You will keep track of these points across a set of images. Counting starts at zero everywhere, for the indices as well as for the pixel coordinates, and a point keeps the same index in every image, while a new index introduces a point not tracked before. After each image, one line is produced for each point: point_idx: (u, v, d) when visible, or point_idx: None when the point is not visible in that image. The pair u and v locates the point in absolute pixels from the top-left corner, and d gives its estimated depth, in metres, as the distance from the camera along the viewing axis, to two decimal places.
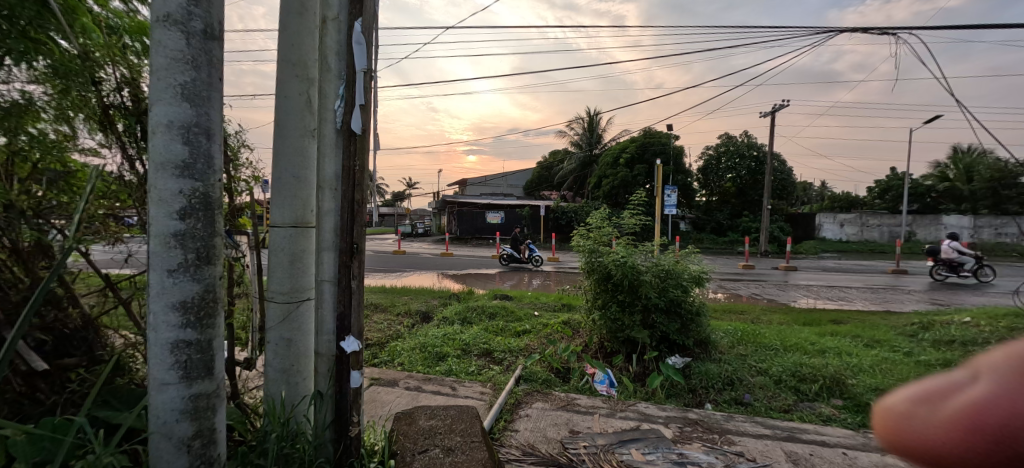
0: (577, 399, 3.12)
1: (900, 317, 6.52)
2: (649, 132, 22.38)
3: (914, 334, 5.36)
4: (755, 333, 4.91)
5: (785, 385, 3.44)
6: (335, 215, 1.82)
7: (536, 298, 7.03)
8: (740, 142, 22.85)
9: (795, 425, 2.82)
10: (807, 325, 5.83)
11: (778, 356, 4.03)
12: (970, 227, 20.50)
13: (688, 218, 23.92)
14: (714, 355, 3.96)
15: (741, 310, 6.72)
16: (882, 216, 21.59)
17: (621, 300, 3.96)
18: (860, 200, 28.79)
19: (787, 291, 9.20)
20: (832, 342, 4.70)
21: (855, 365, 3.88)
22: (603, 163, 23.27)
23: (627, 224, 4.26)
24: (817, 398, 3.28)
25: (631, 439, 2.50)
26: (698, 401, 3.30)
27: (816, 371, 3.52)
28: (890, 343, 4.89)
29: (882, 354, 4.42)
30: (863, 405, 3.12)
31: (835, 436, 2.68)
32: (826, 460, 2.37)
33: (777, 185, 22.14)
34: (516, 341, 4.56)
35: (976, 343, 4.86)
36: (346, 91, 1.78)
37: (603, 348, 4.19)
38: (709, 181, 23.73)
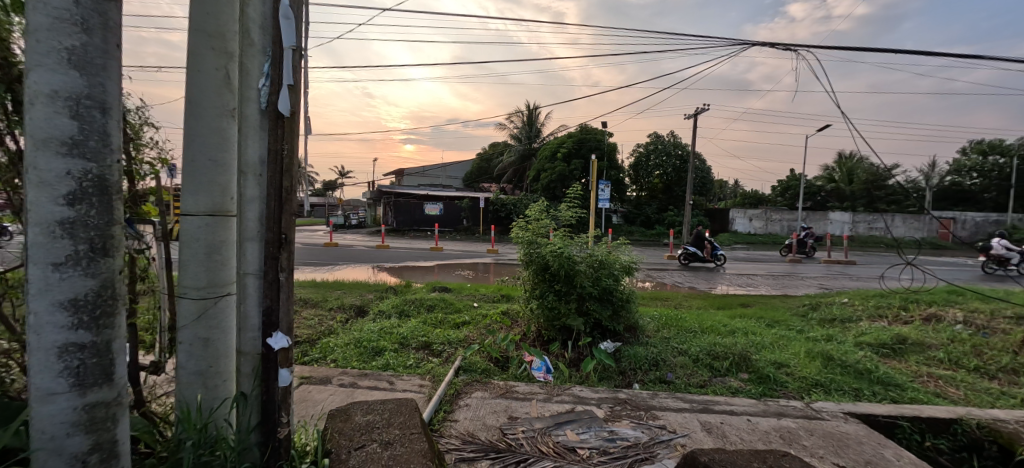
0: (516, 386, 3.21)
1: (794, 300, 7.48)
2: (585, 128, 23.20)
3: (805, 314, 6.18)
4: (677, 318, 5.35)
5: (702, 363, 3.80)
6: (260, 203, 1.69)
7: (476, 290, 7.05)
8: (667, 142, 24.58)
9: (709, 399, 3.13)
10: (721, 309, 6.48)
11: (696, 338, 4.43)
12: (849, 222, 23.94)
13: (620, 212, 24.96)
14: (641, 339, 4.26)
15: (666, 297, 7.27)
16: (783, 212, 24.40)
17: (558, 290, 4.09)
18: (765, 197, 32.31)
19: (705, 279, 10.10)
20: (741, 323, 5.27)
21: (758, 342, 4.39)
22: (541, 157, 23.75)
23: (563, 216, 4.41)
24: (728, 373, 3.68)
25: (566, 421, 2.62)
26: (627, 382, 3.54)
27: (727, 349, 3.94)
28: (786, 322, 5.58)
29: (779, 332, 5.04)
30: (764, 377, 3.54)
31: (741, 405, 3.02)
32: (734, 428, 2.66)
33: (698, 183, 24.12)
34: (455, 333, 4.55)
35: (851, 320, 5.73)
36: (272, 69, 1.65)
37: (539, 336, 4.33)
38: (639, 177, 25.26)
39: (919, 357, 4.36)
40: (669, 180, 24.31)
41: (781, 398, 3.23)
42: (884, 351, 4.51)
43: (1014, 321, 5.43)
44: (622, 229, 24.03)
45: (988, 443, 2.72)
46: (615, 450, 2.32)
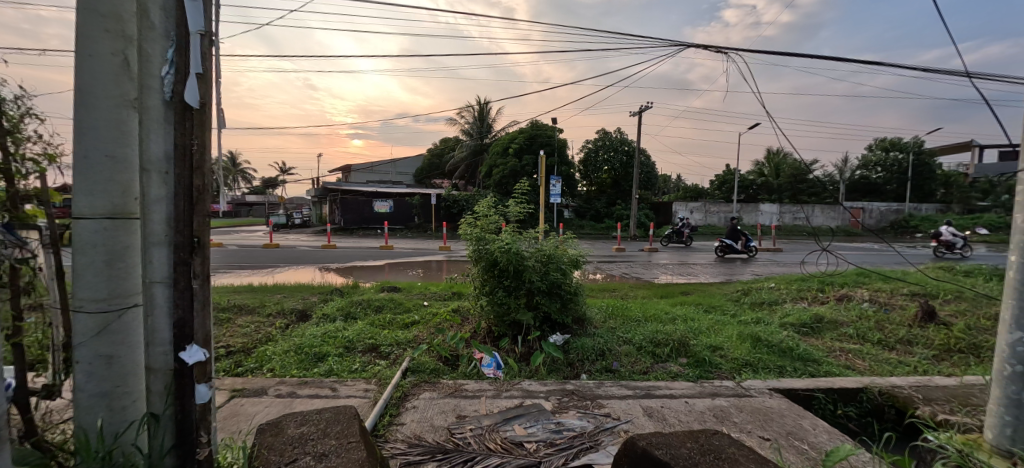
0: (465, 384, 3.18)
1: (729, 286, 8.04)
2: (536, 124, 23.45)
3: (738, 299, 6.66)
4: (623, 308, 5.56)
5: (645, 351, 3.98)
6: (167, 203, 1.53)
7: (427, 288, 6.93)
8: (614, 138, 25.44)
9: (651, 384, 3.28)
10: (664, 297, 6.82)
11: (639, 327, 4.63)
12: (777, 213, 26.08)
13: (571, 206, 25.59)
14: (589, 330, 4.40)
15: (614, 288, 7.54)
16: (720, 205, 26.10)
17: (507, 285, 4.10)
18: (704, 190, 34.41)
19: (650, 270, 10.59)
20: (681, 310, 5.58)
21: (696, 328, 4.66)
22: (493, 153, 23.71)
23: (512, 212, 4.42)
24: (669, 358, 3.88)
25: (514, 416, 2.64)
26: (575, 373, 3.63)
27: (668, 336, 4.16)
28: (722, 307, 5.99)
29: (715, 317, 5.39)
30: (701, 360, 3.77)
31: (680, 389, 3.18)
32: (674, 411, 2.80)
33: (643, 177, 25.19)
34: (403, 333, 4.44)
35: (777, 303, 6.24)
36: (177, 56, 1.50)
37: (490, 332, 4.33)
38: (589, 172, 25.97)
39: (833, 334, 4.84)
40: (617, 175, 25.18)
41: (716, 379, 3.45)
42: (804, 330, 4.96)
43: (909, 298, 6.17)
44: (574, 223, 24.61)
45: (888, 408, 3.06)
46: (562, 441, 2.37)
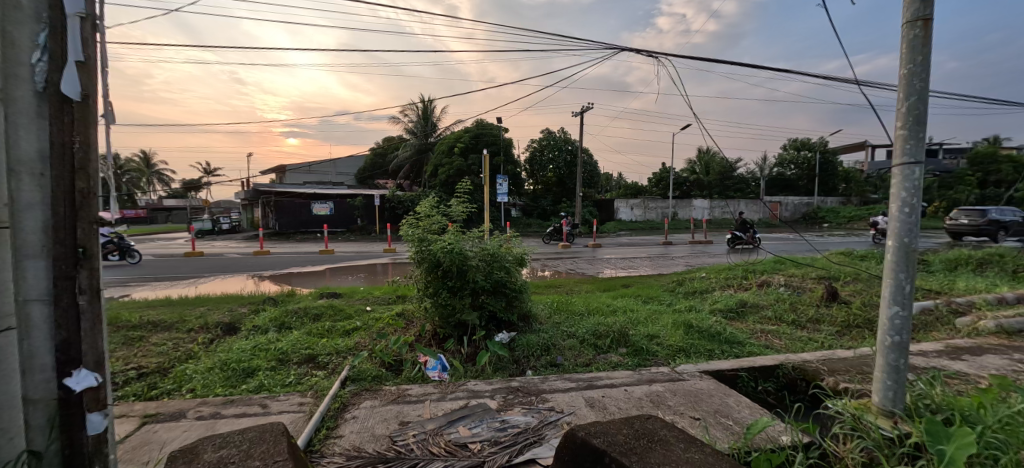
0: (408, 389, 3.10)
1: (665, 277, 8.54)
2: (481, 123, 23.45)
3: (673, 289, 7.10)
4: (567, 302, 5.72)
5: (588, 343, 4.11)
6: (41, 209, 1.33)
7: (370, 293, 6.66)
8: (558, 137, 26.13)
9: (592, 375, 3.39)
10: (606, 291, 7.10)
11: (582, 320, 4.78)
12: (708, 207, 28.11)
13: (518, 205, 25.92)
14: (534, 326, 4.48)
15: (559, 284, 7.72)
16: (658, 201, 27.63)
17: (451, 286, 4.05)
18: (643, 188, 36.28)
19: (594, 265, 10.96)
20: (622, 302, 5.84)
21: (635, 319, 4.90)
22: (438, 152, 23.35)
23: (454, 211, 4.38)
24: (609, 349, 4.04)
25: (459, 418, 2.61)
26: (521, 369, 3.68)
27: (608, 328, 4.34)
28: (659, 298, 6.35)
29: (652, 307, 5.69)
30: (639, 349, 3.97)
31: (620, 378, 3.32)
32: (615, 399, 2.92)
33: (586, 176, 26.05)
34: (344, 341, 4.25)
35: (706, 291, 6.73)
36: (48, 41, 1.32)
37: (436, 335, 4.27)
38: (535, 171, 26.43)
39: (754, 317, 5.30)
40: (562, 173, 25.86)
41: (652, 366, 3.64)
42: (730, 315, 5.38)
43: (816, 281, 6.92)
44: (521, 222, 24.91)
45: (799, 381, 3.40)
46: (506, 438, 2.38)
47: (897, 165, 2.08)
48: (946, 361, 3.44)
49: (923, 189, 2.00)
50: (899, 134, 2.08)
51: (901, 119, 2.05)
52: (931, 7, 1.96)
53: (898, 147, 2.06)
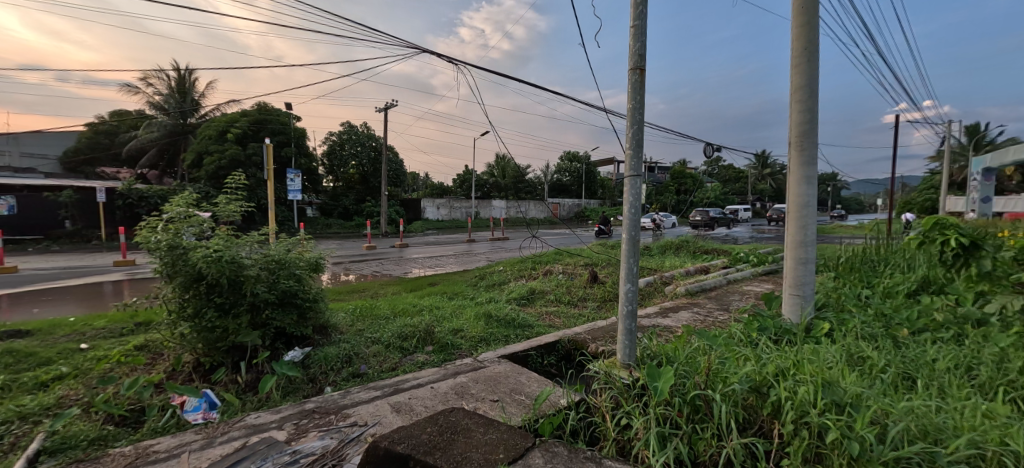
0: (154, 445, 2.37)
1: (469, 272, 9.14)
2: (264, 107, 20.06)
3: (475, 283, 7.65)
4: (371, 307, 5.45)
5: (393, 347, 4.01)
6: None
7: (85, 325, 4.78)
8: (361, 132, 24.76)
9: (397, 379, 3.32)
10: (412, 291, 7.09)
11: (388, 324, 4.63)
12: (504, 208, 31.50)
13: (315, 204, 23.39)
14: (333, 338, 4.10)
15: (362, 288, 7.28)
16: (462, 201, 29.28)
17: (220, 304, 3.30)
18: (448, 188, 37.83)
19: (401, 265, 10.77)
20: (427, 301, 5.93)
21: (440, 315, 5.05)
22: (203, 136, 18.77)
23: (223, 211, 3.57)
24: (416, 349, 4.05)
25: (234, 463, 2.14)
26: (317, 388, 3.29)
27: (414, 328, 4.35)
28: (463, 293, 6.71)
29: (457, 302, 5.99)
30: (444, 344, 4.10)
31: (426, 376, 3.35)
32: (420, 399, 2.91)
33: (392, 174, 25.38)
34: (33, 399, 2.94)
35: (502, 283, 7.52)
36: None
37: (199, 366, 3.41)
38: (333, 166, 24.48)
39: (540, 300, 6.23)
40: (365, 171, 24.64)
41: (457, 358, 3.82)
42: (523, 302, 6.16)
43: (582, 267, 8.64)
44: (319, 222, 22.39)
45: (573, 351, 4.12)
46: None
47: (629, 176, 2.72)
48: (659, 319, 4.80)
49: (642, 195, 2.69)
50: (627, 154, 2.71)
51: (629, 142, 2.69)
52: (643, 61, 2.62)
53: (628, 163, 2.71)
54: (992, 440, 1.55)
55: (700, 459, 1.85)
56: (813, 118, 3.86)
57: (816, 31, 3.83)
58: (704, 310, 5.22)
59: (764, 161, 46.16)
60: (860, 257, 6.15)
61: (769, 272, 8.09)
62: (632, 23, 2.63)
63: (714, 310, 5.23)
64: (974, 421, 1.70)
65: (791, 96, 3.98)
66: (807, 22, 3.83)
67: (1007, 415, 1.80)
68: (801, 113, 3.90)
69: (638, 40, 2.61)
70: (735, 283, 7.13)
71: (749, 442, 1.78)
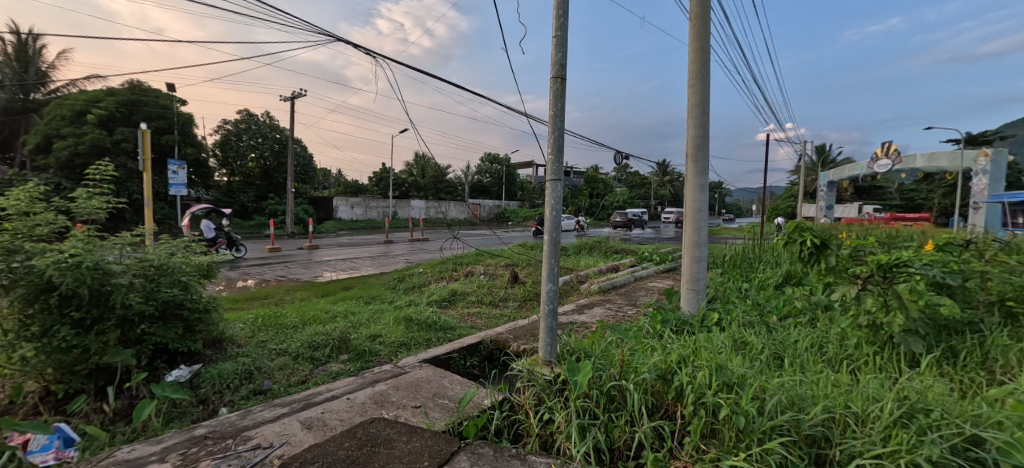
0: None
1: (386, 275, 8.74)
2: (139, 86, 17.18)
3: (394, 286, 7.34)
4: (275, 316, 4.95)
5: (302, 358, 3.70)
6: None
7: None
8: (262, 122, 22.42)
9: (308, 393, 3.06)
10: (324, 296, 6.58)
11: (296, 333, 4.25)
12: (424, 208, 30.77)
13: (205, 201, 20.70)
14: (230, 352, 3.65)
15: (264, 295, 6.57)
16: (378, 200, 27.97)
17: (78, 319, 2.74)
18: (363, 186, 35.87)
19: (310, 268, 9.93)
20: (342, 306, 5.55)
21: (355, 322, 4.76)
22: (52, 115, 15.49)
23: (82, 208, 2.97)
24: (329, 359, 3.78)
25: None
26: (210, 411, 2.90)
27: (326, 336, 4.05)
28: (380, 297, 6.40)
29: (374, 306, 5.69)
30: (361, 352, 3.88)
31: (341, 387, 3.13)
32: (334, 412, 2.71)
33: (299, 170, 23.36)
34: None
35: (423, 285, 7.33)
36: None
37: (48, 396, 2.80)
38: (228, 159, 21.83)
39: (462, 302, 6.19)
40: (267, 165, 22.36)
41: (375, 366, 3.63)
42: (444, 304, 6.07)
43: (503, 267, 8.77)
44: (208, 220, 19.80)
45: (496, 351, 4.16)
46: None
47: (550, 180, 2.83)
48: (576, 315, 5.07)
49: (562, 199, 2.81)
50: (550, 159, 2.81)
51: (550, 148, 2.79)
52: (564, 71, 2.75)
53: (549, 167, 2.81)
54: (840, 405, 1.89)
55: (615, 444, 1.99)
56: (706, 133, 4.37)
57: (708, 57, 4.35)
58: (615, 306, 5.63)
59: (664, 169, 51.17)
60: (740, 255, 7.12)
61: (669, 269, 8.98)
62: (553, 33, 2.74)
63: (624, 305, 5.66)
64: (826, 390, 2.05)
65: (688, 112, 4.46)
66: (700, 49, 4.33)
67: (848, 382, 2.21)
68: (696, 127, 4.38)
69: (559, 50, 2.73)
70: (641, 280, 7.79)
71: (657, 425, 1.95)
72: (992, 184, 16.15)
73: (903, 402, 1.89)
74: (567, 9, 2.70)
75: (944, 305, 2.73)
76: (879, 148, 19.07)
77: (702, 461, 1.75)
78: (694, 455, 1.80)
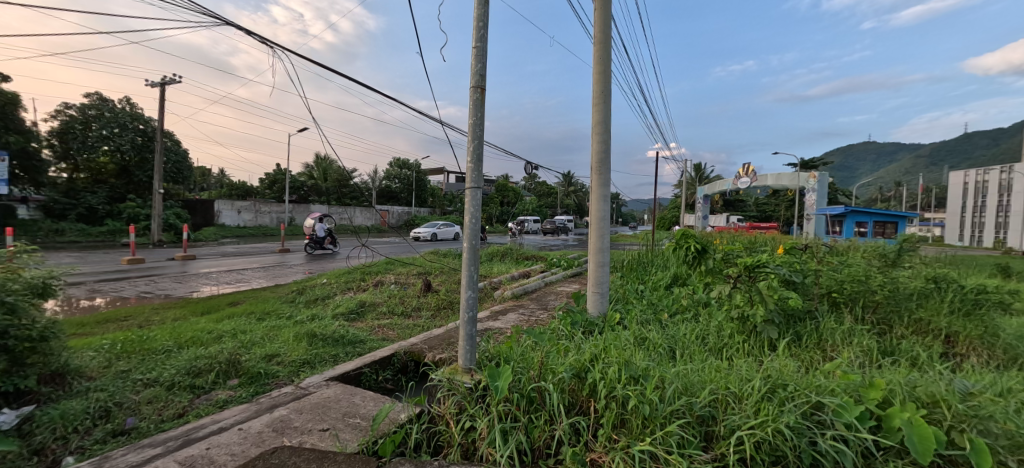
0: None
1: (284, 287, 7.91)
2: None
3: (293, 299, 6.67)
4: (141, 339, 4.18)
5: (179, 388, 3.19)
6: None
7: None
8: (119, 110, 18.91)
9: (188, 427, 2.63)
10: (205, 314, 5.71)
11: (168, 359, 3.65)
12: (326, 213, 28.59)
13: (34, 201, 17.41)
14: (76, 388, 3.00)
15: (125, 316, 5.48)
16: (271, 204, 25.27)
17: None
18: (252, 188, 32.12)
19: (185, 282, 8.55)
20: (228, 325, 4.86)
21: (247, 341, 4.22)
22: None
23: None
24: (214, 385, 3.31)
25: None
26: (48, 463, 2.33)
27: (211, 360, 3.54)
28: (277, 312, 5.76)
29: (270, 323, 5.10)
30: (255, 375, 3.46)
31: (230, 417, 2.75)
32: (223, 446, 2.37)
33: (170, 168, 20.05)
34: None
35: (328, 297, 6.78)
36: None
37: None
38: (71, 151, 17.91)
39: (372, 313, 5.86)
40: (126, 160, 18.85)
41: (273, 389, 3.26)
42: (352, 316, 5.69)
43: (416, 276, 8.52)
44: (38, 226, 16.10)
45: (410, 363, 4.00)
46: None
47: (469, 188, 2.85)
48: (491, 322, 5.11)
49: (481, 207, 2.84)
50: (470, 167, 2.82)
51: (470, 157, 2.81)
52: (483, 81, 2.79)
53: (468, 176, 2.82)
54: (722, 387, 2.19)
55: (536, 444, 2.06)
56: (608, 149, 4.78)
57: (609, 80, 4.77)
58: (528, 311, 5.80)
59: (569, 180, 54.60)
60: (636, 260, 7.85)
61: (576, 275, 9.54)
62: (473, 43, 2.78)
63: (537, 310, 5.87)
64: (712, 375, 2.36)
65: (593, 129, 4.85)
66: (603, 71, 4.74)
67: (727, 367, 2.57)
68: (601, 143, 4.77)
69: (480, 61, 2.77)
70: (551, 285, 8.16)
71: (574, 421, 2.07)
72: (819, 200, 20.00)
73: (768, 380, 2.27)
74: (487, 21, 2.76)
75: (792, 299, 3.35)
76: (741, 169, 22.54)
77: (614, 449, 1.89)
78: (607, 445, 1.94)
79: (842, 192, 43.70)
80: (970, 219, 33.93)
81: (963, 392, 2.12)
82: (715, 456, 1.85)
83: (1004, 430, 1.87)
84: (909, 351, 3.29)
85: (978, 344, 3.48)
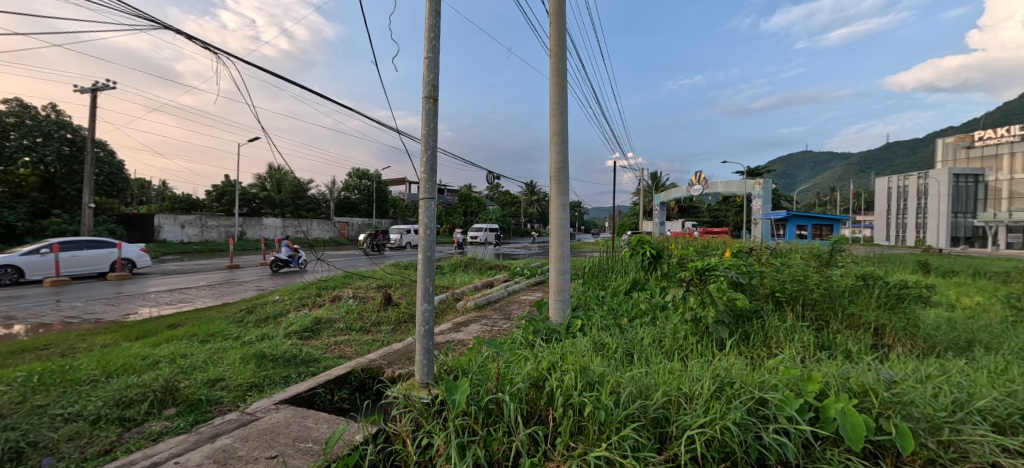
0: None
1: (232, 306, 7.44)
2: None
3: (241, 319, 6.23)
4: (63, 369, 3.80)
5: (105, 421, 2.90)
6: None
7: None
8: (44, 116, 17.39)
9: (115, 465, 2.39)
10: (140, 338, 5.26)
11: (94, 391, 3.32)
12: (281, 226, 27.40)
13: None
14: None
15: (43, 344, 4.93)
16: (219, 219, 23.82)
17: None
18: (198, 202, 30.31)
19: (118, 305, 7.84)
20: (167, 349, 4.50)
21: (187, 366, 3.92)
22: None
23: None
24: (147, 416, 3.04)
25: None
26: None
27: (145, 388, 3.26)
28: (223, 333, 5.39)
29: (214, 345, 4.75)
30: (195, 402, 3.22)
31: (165, 451, 2.52)
32: None
33: (102, 180, 18.46)
34: None
35: (279, 315, 6.42)
36: None
37: None
38: None
39: (329, 331, 5.60)
40: (52, 172, 17.30)
41: (215, 417, 3.03)
42: (306, 334, 5.41)
43: (376, 289, 8.29)
44: None
45: (368, 380, 3.87)
46: None
47: (425, 198, 2.79)
48: (453, 334, 5.02)
49: (437, 217, 2.80)
50: (424, 178, 2.78)
51: (423, 166, 2.77)
52: (436, 92, 2.78)
53: (423, 185, 2.78)
54: (674, 388, 2.25)
55: (495, 456, 2.03)
56: (566, 159, 4.86)
57: (565, 92, 4.89)
58: (490, 322, 5.73)
59: (534, 188, 55.39)
60: (597, 266, 8.00)
61: (539, 283, 9.55)
62: (425, 54, 2.76)
63: (500, 320, 5.84)
64: (665, 377, 2.42)
65: (551, 139, 4.93)
66: (559, 83, 4.84)
67: (680, 369, 2.64)
68: (559, 153, 4.86)
69: (432, 71, 2.76)
70: (513, 293, 8.17)
71: (533, 431, 2.07)
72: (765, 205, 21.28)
73: (717, 379, 2.36)
74: (438, 32, 2.76)
75: (739, 299, 3.53)
76: (692, 176, 23.81)
77: (573, 456, 1.90)
78: (566, 452, 1.95)
79: (784, 197, 46.68)
80: (894, 221, 37.27)
81: (889, 380, 2.30)
82: (668, 456, 1.90)
83: (924, 414, 2.03)
84: (842, 344, 3.54)
85: (902, 336, 3.80)
